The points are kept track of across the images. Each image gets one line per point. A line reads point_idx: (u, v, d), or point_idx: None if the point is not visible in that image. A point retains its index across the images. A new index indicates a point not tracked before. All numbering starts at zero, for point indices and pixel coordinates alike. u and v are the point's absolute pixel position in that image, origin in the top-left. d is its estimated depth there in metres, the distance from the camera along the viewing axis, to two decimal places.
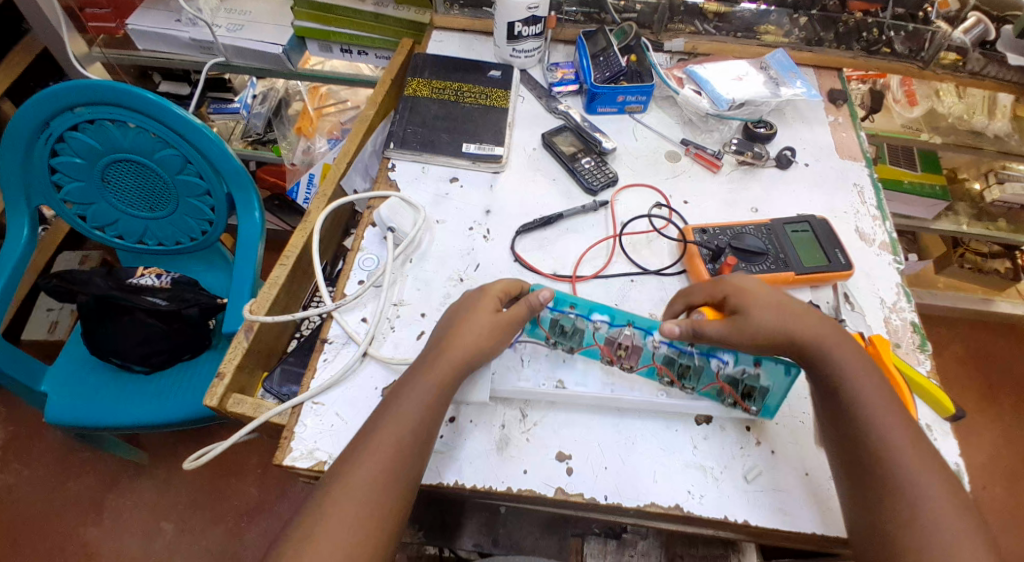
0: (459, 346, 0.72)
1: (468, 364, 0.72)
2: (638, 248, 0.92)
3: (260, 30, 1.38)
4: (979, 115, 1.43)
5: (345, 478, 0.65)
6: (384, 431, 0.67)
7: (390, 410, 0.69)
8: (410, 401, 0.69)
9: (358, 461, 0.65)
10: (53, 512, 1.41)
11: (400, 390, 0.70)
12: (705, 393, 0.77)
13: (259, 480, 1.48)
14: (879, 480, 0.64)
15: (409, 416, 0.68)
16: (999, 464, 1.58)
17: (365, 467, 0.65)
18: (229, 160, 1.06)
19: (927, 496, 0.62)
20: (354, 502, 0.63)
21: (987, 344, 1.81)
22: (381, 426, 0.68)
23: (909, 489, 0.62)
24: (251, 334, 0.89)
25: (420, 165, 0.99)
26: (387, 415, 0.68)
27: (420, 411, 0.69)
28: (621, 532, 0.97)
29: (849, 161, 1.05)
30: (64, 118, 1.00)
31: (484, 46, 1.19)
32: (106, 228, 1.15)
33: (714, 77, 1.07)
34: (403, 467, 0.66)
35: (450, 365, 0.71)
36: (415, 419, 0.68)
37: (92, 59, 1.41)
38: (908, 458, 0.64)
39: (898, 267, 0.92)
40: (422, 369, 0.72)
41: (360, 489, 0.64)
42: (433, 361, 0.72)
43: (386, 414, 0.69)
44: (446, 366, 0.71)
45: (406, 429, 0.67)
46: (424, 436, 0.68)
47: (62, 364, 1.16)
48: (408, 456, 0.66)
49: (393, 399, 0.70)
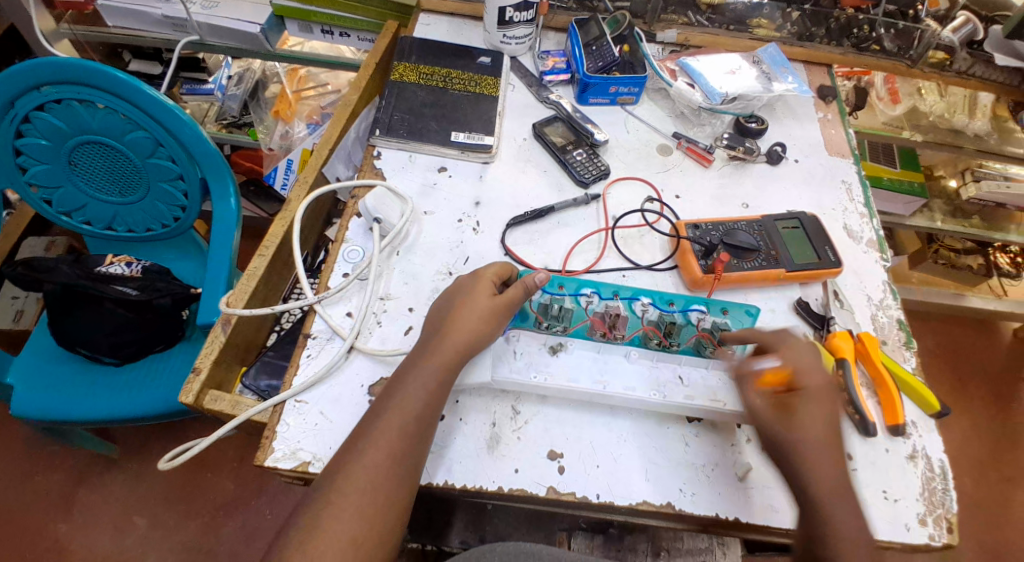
0: (458, 333, 0.71)
1: (469, 351, 0.71)
2: (629, 242, 0.91)
3: (237, 7, 1.32)
4: (960, 114, 1.45)
5: (347, 471, 0.63)
6: (384, 422, 0.66)
7: (389, 401, 0.68)
8: (411, 389, 0.68)
9: (355, 460, 0.64)
10: (19, 509, 1.36)
11: (403, 376, 0.69)
12: (687, 350, 0.80)
13: (235, 474, 1.44)
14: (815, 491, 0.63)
15: (411, 407, 0.67)
16: (968, 456, 1.63)
17: (365, 460, 0.64)
18: (203, 144, 1.01)
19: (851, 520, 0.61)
20: (355, 495, 0.62)
21: (959, 339, 1.85)
22: (377, 424, 0.66)
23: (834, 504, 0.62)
24: (228, 327, 0.85)
25: (407, 153, 0.96)
26: (385, 407, 0.67)
27: (421, 401, 0.68)
28: (607, 527, 0.98)
29: (837, 157, 1.05)
30: (29, 97, 0.94)
31: (472, 31, 1.16)
32: (74, 214, 1.09)
33: (707, 70, 1.06)
34: (404, 459, 0.65)
35: (451, 351, 0.70)
36: (417, 409, 0.67)
37: (59, 36, 1.34)
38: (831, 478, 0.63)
39: (885, 264, 0.93)
40: (422, 358, 0.70)
41: (355, 492, 0.62)
42: (432, 348, 0.71)
43: (385, 405, 0.68)
44: (450, 350, 0.70)
45: (406, 422, 0.66)
46: (421, 430, 0.67)
47: (26, 356, 1.10)
48: (410, 449, 0.66)
49: (393, 388, 0.69)
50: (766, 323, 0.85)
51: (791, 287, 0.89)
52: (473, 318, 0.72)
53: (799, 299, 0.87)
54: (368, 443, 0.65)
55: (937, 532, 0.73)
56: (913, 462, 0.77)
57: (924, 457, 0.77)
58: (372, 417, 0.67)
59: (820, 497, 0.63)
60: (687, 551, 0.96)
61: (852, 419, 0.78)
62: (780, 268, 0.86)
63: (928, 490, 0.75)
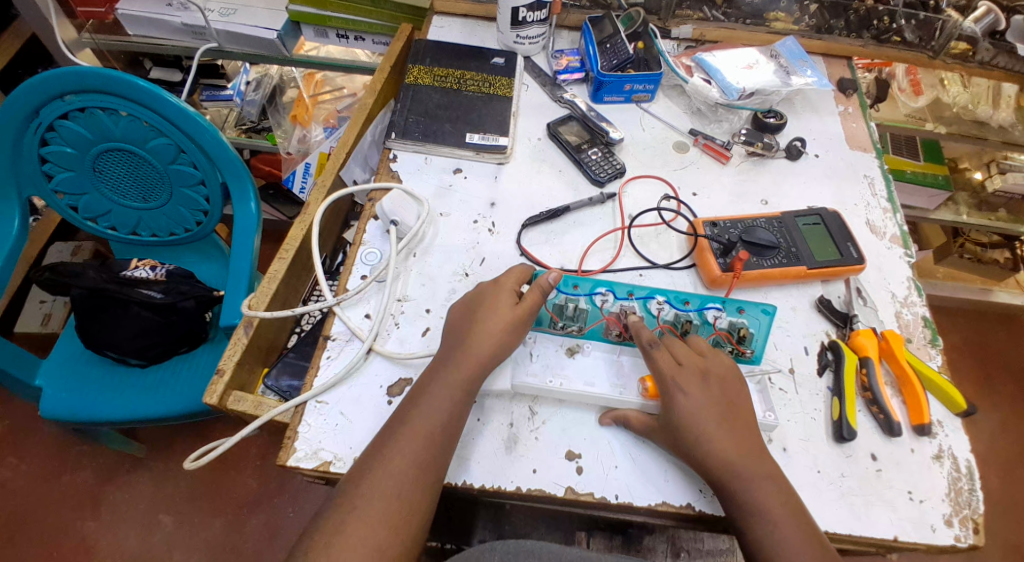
0: (480, 342, 0.72)
1: (490, 362, 0.72)
2: (646, 241, 0.91)
3: (253, 14, 1.34)
4: (984, 105, 1.41)
5: (372, 478, 0.65)
6: (408, 430, 0.67)
7: (414, 411, 0.68)
8: (434, 400, 0.69)
9: (377, 470, 0.65)
10: (50, 508, 1.39)
11: (427, 387, 0.70)
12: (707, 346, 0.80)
13: (258, 472, 1.47)
14: (764, 476, 0.66)
15: (434, 415, 0.68)
16: (996, 454, 1.59)
17: (390, 468, 0.65)
18: (222, 148, 1.02)
19: (797, 512, 0.65)
20: (380, 504, 0.63)
21: (987, 335, 1.81)
22: (399, 434, 0.67)
23: (780, 497, 0.65)
24: (250, 330, 0.87)
25: (422, 155, 0.97)
26: (409, 414, 0.68)
27: (446, 412, 0.69)
28: (627, 528, 0.98)
29: (858, 152, 1.03)
30: (55, 107, 0.96)
31: (487, 31, 1.16)
32: (99, 219, 1.12)
33: (724, 65, 1.05)
34: (429, 466, 0.66)
35: (472, 363, 0.71)
36: (441, 414, 0.68)
37: (81, 45, 1.38)
38: (771, 468, 0.67)
39: (909, 260, 0.91)
40: (445, 369, 0.71)
41: (376, 501, 0.64)
42: (455, 357, 0.71)
43: (408, 413, 0.69)
44: (469, 363, 0.71)
45: (432, 430, 0.67)
46: (445, 442, 0.68)
47: (56, 358, 1.13)
48: (434, 457, 0.67)
49: (415, 399, 0.70)
50: (785, 321, 0.84)
51: (812, 284, 0.88)
52: (495, 329, 0.72)
53: (821, 296, 0.86)
54: (391, 452, 0.66)
55: (963, 533, 0.71)
56: (939, 462, 0.75)
57: (950, 457, 0.76)
58: (396, 424, 0.68)
59: (778, 489, 0.66)
60: (707, 552, 0.97)
61: (876, 419, 0.77)
62: (801, 265, 0.85)
63: (954, 490, 0.74)
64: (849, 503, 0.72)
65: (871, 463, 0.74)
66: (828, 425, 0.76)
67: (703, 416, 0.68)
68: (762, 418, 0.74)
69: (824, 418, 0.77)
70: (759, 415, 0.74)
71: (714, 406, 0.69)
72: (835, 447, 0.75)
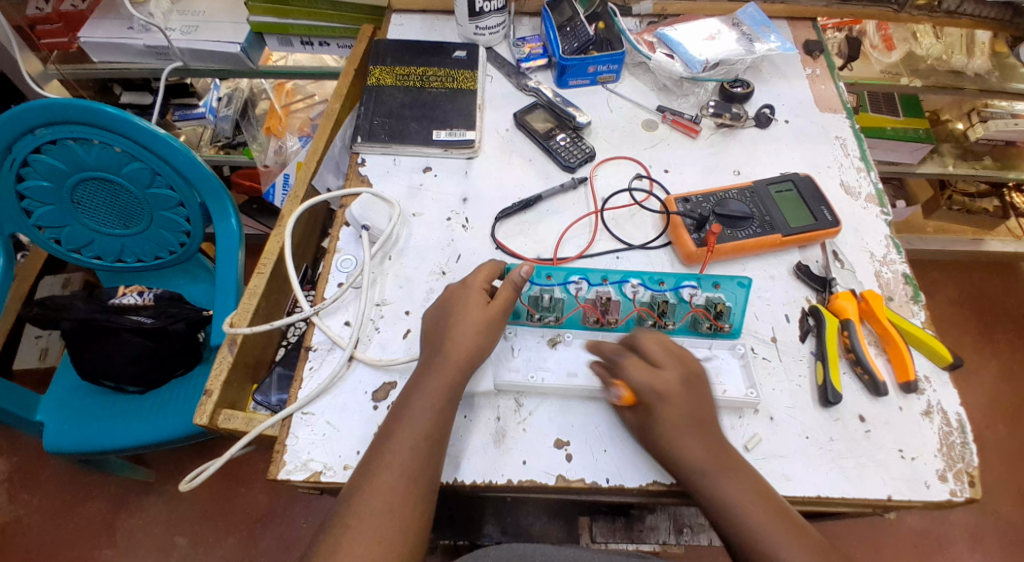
0: (459, 346, 0.71)
1: (471, 364, 0.72)
2: (620, 223, 0.90)
3: (215, 29, 1.33)
4: (958, 55, 1.39)
5: (362, 494, 0.65)
6: (394, 443, 0.67)
7: (398, 422, 0.68)
8: (418, 409, 0.69)
9: (366, 487, 0.65)
10: (64, 540, 1.40)
11: (410, 394, 0.70)
12: (684, 323, 0.81)
13: (267, 487, 1.47)
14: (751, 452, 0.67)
15: (420, 424, 0.68)
16: (999, 403, 1.59)
17: (379, 482, 0.65)
18: (198, 167, 1.02)
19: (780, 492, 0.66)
20: (373, 519, 0.64)
21: (982, 285, 1.81)
22: (387, 448, 0.67)
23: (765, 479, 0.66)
24: (235, 347, 0.86)
25: (390, 157, 0.96)
26: (394, 428, 0.68)
27: (431, 419, 0.68)
28: (628, 509, 0.99)
29: (829, 113, 1.02)
30: (26, 142, 0.95)
31: (446, 26, 1.15)
32: (83, 250, 1.11)
33: (686, 38, 1.04)
34: (419, 476, 0.66)
35: (453, 367, 0.71)
36: (426, 425, 0.68)
37: (48, 77, 1.37)
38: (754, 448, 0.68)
39: (886, 218, 0.90)
40: (427, 376, 0.71)
41: (369, 516, 0.64)
42: (436, 363, 0.71)
43: (394, 425, 0.69)
44: (449, 368, 0.71)
45: (417, 439, 0.67)
46: (432, 451, 0.68)
47: (54, 393, 1.13)
48: (421, 467, 0.66)
49: (399, 409, 0.70)
50: (764, 291, 0.84)
51: (789, 251, 0.87)
52: (474, 330, 0.72)
53: (799, 262, 0.85)
54: (380, 468, 0.66)
55: (958, 487, 0.71)
56: (929, 418, 0.75)
57: (939, 411, 0.75)
58: (383, 438, 0.68)
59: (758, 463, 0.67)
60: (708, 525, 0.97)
61: (861, 379, 0.77)
62: (777, 233, 0.85)
63: (946, 445, 0.74)
64: (839, 467, 0.72)
65: (860, 425, 0.74)
66: (813, 390, 0.76)
67: (680, 401, 0.69)
68: (745, 394, 0.74)
69: (810, 384, 0.77)
70: (740, 391, 0.75)
71: (698, 396, 0.70)
72: (823, 411, 0.75)
